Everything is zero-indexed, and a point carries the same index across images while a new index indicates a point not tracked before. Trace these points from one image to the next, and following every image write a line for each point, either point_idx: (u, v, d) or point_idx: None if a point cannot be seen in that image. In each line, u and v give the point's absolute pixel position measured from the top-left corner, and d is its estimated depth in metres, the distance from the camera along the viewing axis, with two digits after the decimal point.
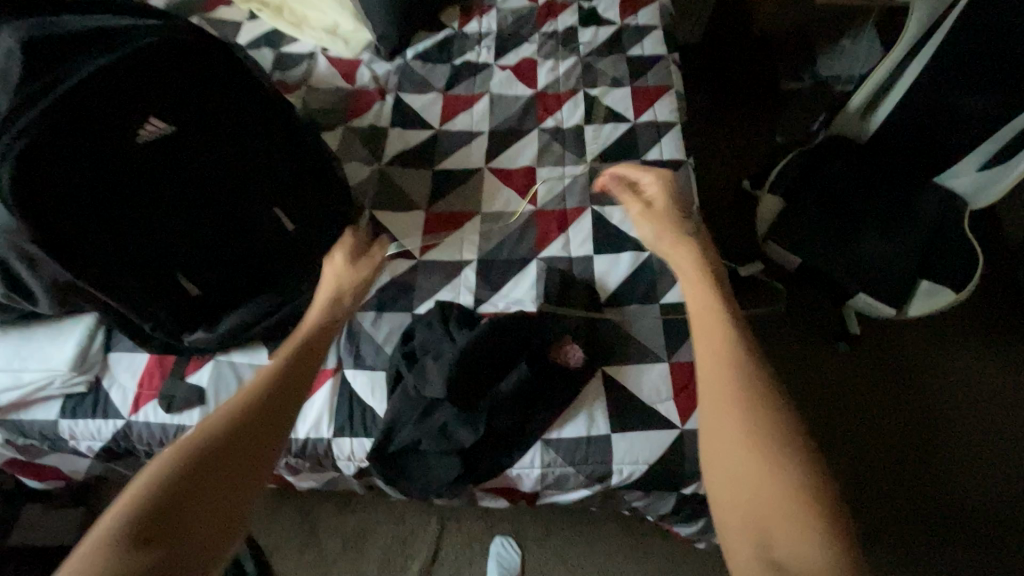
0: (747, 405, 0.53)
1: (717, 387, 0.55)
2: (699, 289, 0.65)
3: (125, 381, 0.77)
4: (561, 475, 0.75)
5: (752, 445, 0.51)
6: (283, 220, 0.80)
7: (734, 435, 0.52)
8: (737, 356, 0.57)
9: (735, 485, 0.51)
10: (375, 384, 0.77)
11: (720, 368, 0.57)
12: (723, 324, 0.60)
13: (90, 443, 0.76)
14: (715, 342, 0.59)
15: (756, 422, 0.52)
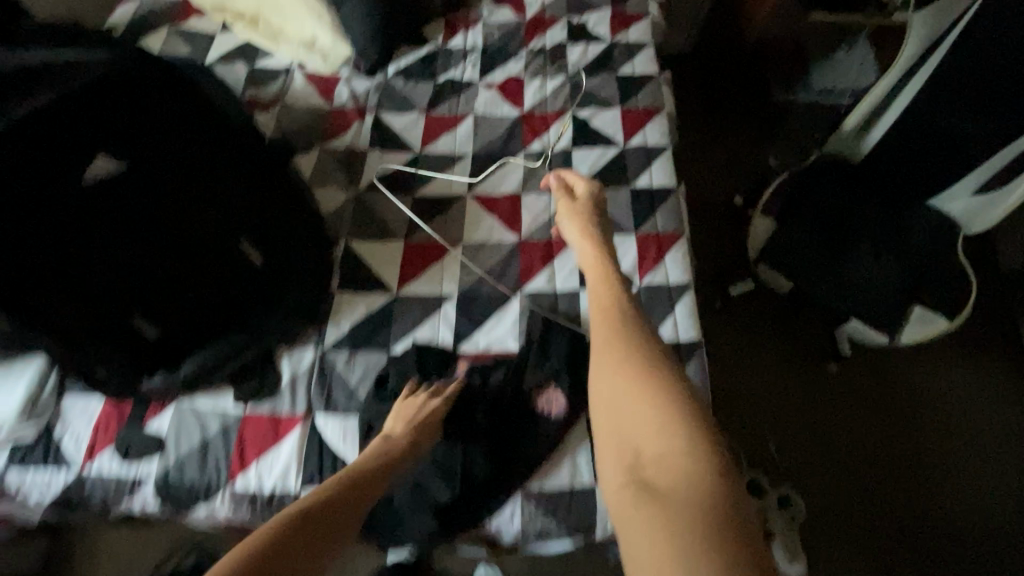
0: (640, 375, 0.59)
1: (610, 360, 0.61)
2: (599, 277, 0.72)
3: (80, 428, 0.72)
4: (542, 529, 0.72)
5: (645, 412, 0.56)
6: (249, 256, 0.75)
7: (629, 405, 0.58)
8: (627, 332, 0.63)
9: (625, 428, 0.57)
10: (347, 431, 0.73)
11: (614, 343, 0.63)
12: (615, 306, 0.67)
13: (41, 494, 0.71)
14: (609, 322, 0.65)
15: (647, 388, 0.58)
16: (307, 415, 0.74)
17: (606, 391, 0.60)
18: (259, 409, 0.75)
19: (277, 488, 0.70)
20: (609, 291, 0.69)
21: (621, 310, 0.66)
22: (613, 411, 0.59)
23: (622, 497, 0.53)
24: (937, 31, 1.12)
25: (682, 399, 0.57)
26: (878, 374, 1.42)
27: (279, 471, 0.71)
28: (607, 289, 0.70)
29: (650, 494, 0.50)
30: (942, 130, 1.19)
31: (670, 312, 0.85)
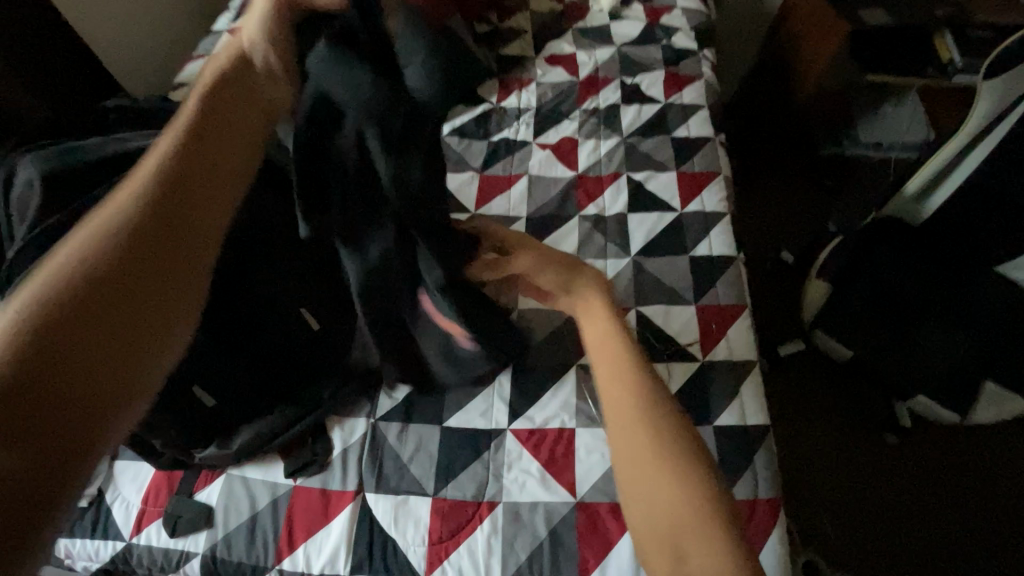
0: (681, 467, 0.51)
1: (637, 454, 0.52)
2: (611, 341, 0.58)
3: (131, 495, 0.71)
4: None
5: (680, 519, 0.49)
6: (309, 320, 0.73)
7: (661, 506, 0.50)
8: (659, 425, 0.53)
9: (654, 514, 0.50)
10: (398, 512, 0.70)
11: (648, 437, 0.52)
12: (632, 393, 0.55)
13: (86, 563, 0.69)
14: (639, 412, 0.54)
15: (686, 485, 0.49)
16: (358, 491, 0.72)
17: (638, 488, 0.52)
18: (310, 482, 0.72)
19: (326, 570, 0.67)
20: (636, 370, 0.56)
21: (662, 397, 0.55)
22: (650, 510, 0.50)
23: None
24: (1000, 108, 1.06)
25: (714, 497, 0.50)
26: (945, 452, 1.32)
27: (329, 553, 0.68)
28: (623, 363, 0.57)
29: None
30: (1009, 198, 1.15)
31: (736, 395, 0.80)
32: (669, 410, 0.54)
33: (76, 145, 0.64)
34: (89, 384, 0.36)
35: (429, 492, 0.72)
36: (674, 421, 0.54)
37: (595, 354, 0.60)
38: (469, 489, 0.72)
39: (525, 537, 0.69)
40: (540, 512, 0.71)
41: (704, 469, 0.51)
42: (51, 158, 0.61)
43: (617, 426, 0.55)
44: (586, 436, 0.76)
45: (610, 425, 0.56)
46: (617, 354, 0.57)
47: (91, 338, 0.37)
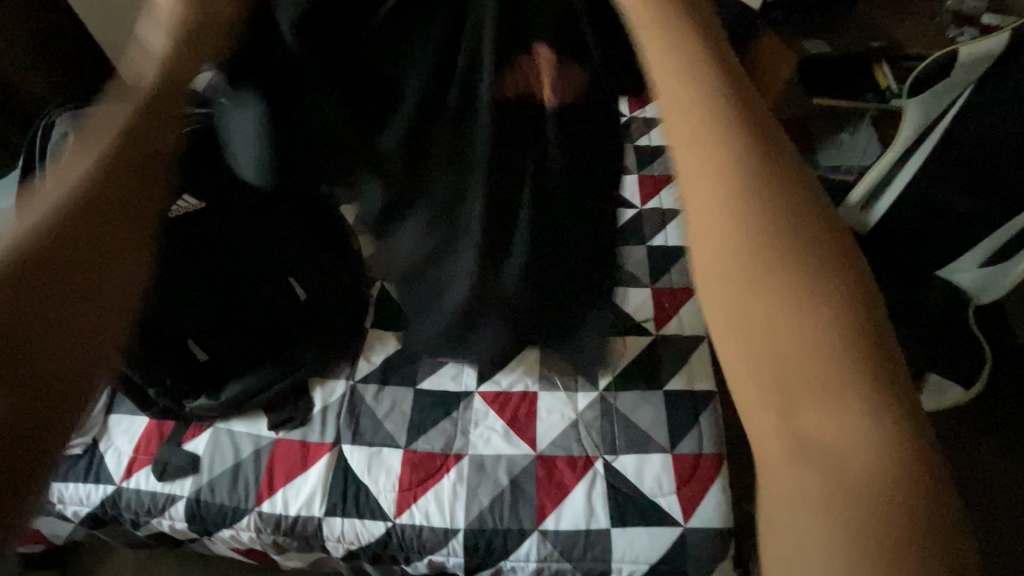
0: (831, 284, 0.27)
1: (741, 258, 0.28)
2: (684, 65, 0.31)
3: (122, 445, 0.77)
4: (558, 571, 0.72)
5: (820, 373, 0.26)
6: (296, 289, 0.80)
7: (792, 349, 0.27)
8: (778, 209, 0.28)
9: (763, 363, 0.28)
10: (371, 461, 0.76)
11: (763, 230, 0.27)
12: (725, 149, 0.29)
13: (77, 507, 0.75)
14: (744, 183, 0.28)
15: (843, 315, 0.27)
16: (335, 443, 0.78)
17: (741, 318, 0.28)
18: (291, 436, 0.79)
19: (301, 512, 0.73)
20: (728, 110, 0.30)
21: (777, 152, 0.30)
22: (740, 340, 0.28)
23: (783, 459, 0.28)
24: (936, 110, 1.01)
25: (879, 333, 0.27)
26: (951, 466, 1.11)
27: (305, 497, 0.74)
28: (703, 99, 0.30)
29: (815, 482, 0.27)
30: (952, 210, 1.11)
31: (684, 364, 0.87)
32: (788, 175, 0.29)
33: None
34: (57, 335, 0.27)
35: (401, 445, 0.78)
36: (802, 198, 0.29)
37: (656, 81, 0.32)
38: (438, 442, 0.79)
39: (488, 485, 0.75)
40: (502, 463, 0.77)
41: (857, 278, 0.28)
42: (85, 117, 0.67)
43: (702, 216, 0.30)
44: (547, 397, 0.83)
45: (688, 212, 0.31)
46: (685, 83, 0.30)
47: (50, 281, 0.27)
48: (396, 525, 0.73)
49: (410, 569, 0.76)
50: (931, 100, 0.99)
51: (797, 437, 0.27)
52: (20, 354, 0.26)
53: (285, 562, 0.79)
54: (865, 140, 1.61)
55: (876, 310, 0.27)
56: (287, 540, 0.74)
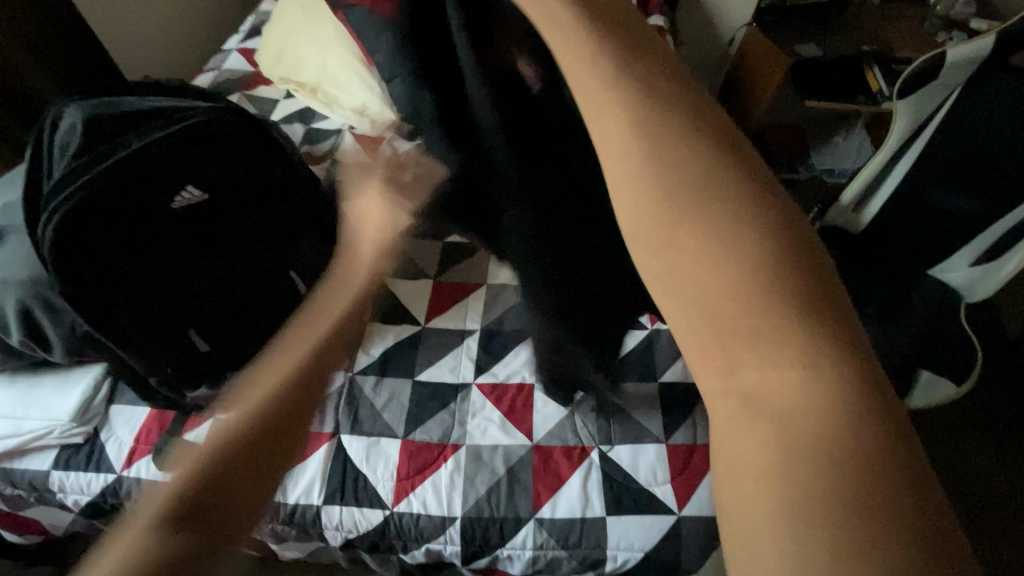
0: (749, 241, 0.28)
1: (660, 223, 0.30)
2: (593, 66, 0.34)
3: (123, 434, 0.77)
4: (553, 558, 0.73)
5: (747, 322, 0.27)
6: (297, 282, 0.82)
7: (710, 304, 0.28)
8: (688, 175, 0.30)
9: (700, 315, 0.28)
10: (370, 451, 0.77)
11: (675, 199, 0.30)
12: (638, 139, 0.32)
13: (78, 497, 0.76)
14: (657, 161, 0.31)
15: (761, 263, 0.27)
16: (334, 433, 0.79)
17: (669, 281, 0.30)
18: None
19: (301, 501, 0.74)
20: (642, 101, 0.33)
21: (693, 129, 0.32)
22: (682, 297, 0.29)
23: (730, 428, 0.27)
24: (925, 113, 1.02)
25: (807, 281, 0.27)
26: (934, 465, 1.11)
27: (304, 485, 0.75)
28: (610, 90, 0.33)
29: (760, 442, 0.25)
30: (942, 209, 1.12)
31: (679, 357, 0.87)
32: (696, 146, 0.31)
33: (111, 100, 0.71)
34: (263, 473, 0.34)
35: (399, 435, 0.79)
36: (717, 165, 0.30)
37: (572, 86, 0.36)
38: (435, 433, 0.79)
39: (485, 474, 0.76)
40: (499, 453, 0.78)
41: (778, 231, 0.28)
42: (92, 109, 0.68)
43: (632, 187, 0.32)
44: (545, 388, 0.83)
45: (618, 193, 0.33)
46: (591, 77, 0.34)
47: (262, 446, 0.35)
48: (394, 514, 0.74)
49: (408, 558, 0.77)
50: (925, 98, 1.00)
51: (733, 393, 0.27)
52: (242, 485, 0.33)
53: (284, 551, 0.80)
54: (858, 144, 1.63)
55: (804, 262, 0.28)
56: (286, 528, 0.75)
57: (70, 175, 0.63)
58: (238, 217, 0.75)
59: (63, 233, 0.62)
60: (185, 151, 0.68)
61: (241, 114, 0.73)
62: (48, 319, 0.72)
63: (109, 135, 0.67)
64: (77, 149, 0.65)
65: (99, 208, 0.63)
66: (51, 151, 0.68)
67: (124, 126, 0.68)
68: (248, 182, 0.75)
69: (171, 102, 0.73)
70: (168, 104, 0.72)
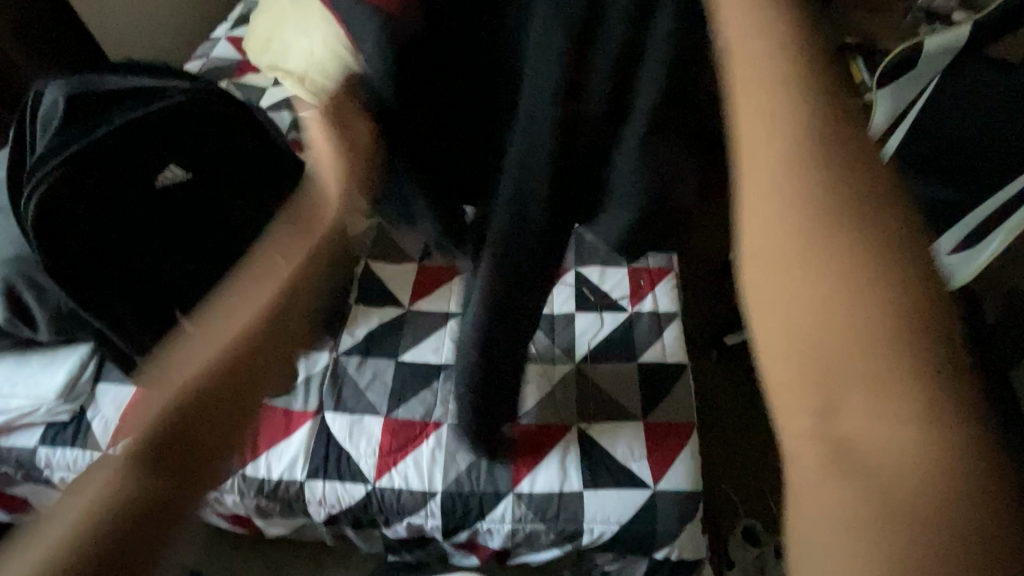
0: (880, 276, 0.23)
1: (779, 230, 0.25)
2: (769, 17, 0.27)
3: (109, 412, 0.78)
4: (532, 531, 0.75)
5: (873, 378, 0.22)
6: None
7: (830, 338, 0.23)
8: (829, 192, 0.24)
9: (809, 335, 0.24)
10: (352, 428, 0.79)
11: (812, 211, 0.24)
12: (784, 133, 0.26)
13: (64, 474, 0.77)
14: (795, 162, 0.25)
15: (894, 313, 0.23)
16: (318, 411, 0.80)
17: (771, 302, 0.25)
18: (274, 404, 0.81)
19: (285, 476, 0.76)
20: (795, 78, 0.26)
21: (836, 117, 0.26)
22: (786, 321, 0.25)
23: (819, 475, 0.24)
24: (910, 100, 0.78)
25: (940, 329, 0.22)
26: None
27: (288, 461, 0.76)
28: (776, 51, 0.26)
29: (852, 492, 0.23)
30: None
31: (658, 337, 0.89)
32: (878, 163, 0.25)
33: (93, 78, 0.72)
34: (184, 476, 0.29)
35: (381, 413, 0.81)
36: (863, 182, 0.25)
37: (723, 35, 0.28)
38: (418, 411, 0.81)
39: (465, 451, 0.78)
40: None
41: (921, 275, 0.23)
42: (73, 86, 0.69)
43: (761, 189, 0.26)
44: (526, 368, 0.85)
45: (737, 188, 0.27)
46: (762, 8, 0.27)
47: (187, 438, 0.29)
48: (375, 489, 0.75)
49: (390, 532, 0.78)
50: (898, 92, 0.78)
51: (831, 436, 0.23)
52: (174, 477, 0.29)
53: (269, 526, 0.81)
54: None
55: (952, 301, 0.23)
56: (270, 503, 0.77)
57: (49, 151, 0.65)
58: (220, 198, 0.75)
59: (44, 208, 0.63)
60: (162, 131, 0.69)
61: (224, 96, 0.73)
62: (33, 297, 0.73)
63: (88, 111, 0.68)
64: (59, 126, 0.67)
65: (79, 184, 0.65)
66: (34, 129, 0.68)
67: (104, 104, 0.69)
68: (230, 163, 0.75)
69: (152, 80, 0.73)
70: (149, 83, 0.72)
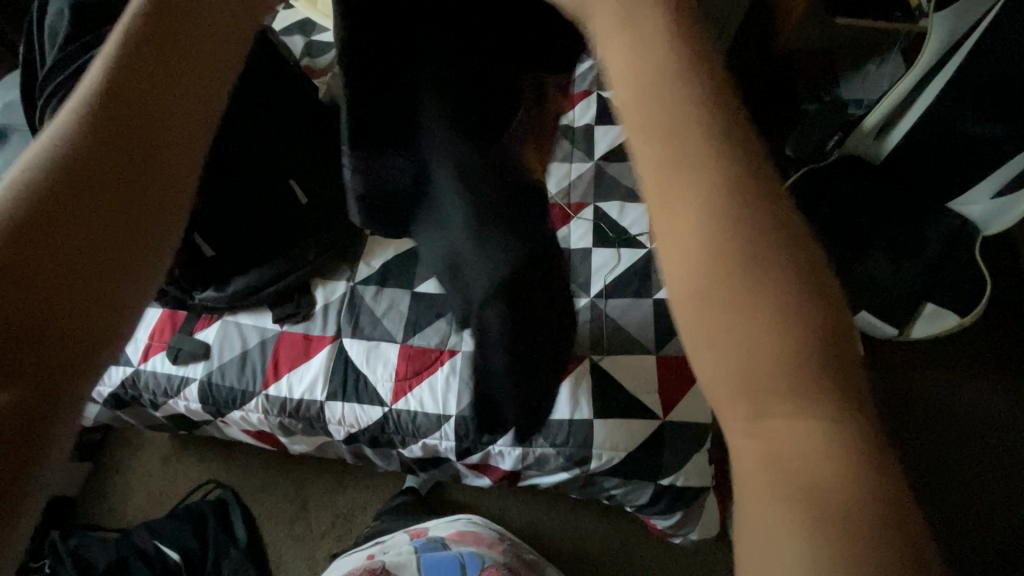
0: (791, 297, 0.22)
1: (695, 254, 0.23)
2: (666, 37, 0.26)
3: (139, 332, 0.83)
4: (542, 455, 0.78)
5: (792, 407, 0.22)
6: (297, 192, 0.79)
7: (752, 371, 0.22)
8: (749, 221, 0.23)
9: (722, 349, 0.23)
10: (370, 353, 0.81)
11: (724, 238, 0.22)
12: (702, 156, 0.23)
13: (101, 387, 0.81)
14: (719, 222, 0.23)
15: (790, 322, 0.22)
16: (336, 336, 0.83)
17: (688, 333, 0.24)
18: (294, 328, 0.83)
19: (305, 395, 0.79)
20: (712, 123, 0.24)
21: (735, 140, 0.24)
22: (719, 346, 0.23)
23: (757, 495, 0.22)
24: (959, 30, 0.83)
25: (831, 351, 0.22)
26: (932, 408, 1.03)
27: (308, 381, 0.80)
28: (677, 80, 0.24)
29: (799, 515, 0.20)
30: (965, 134, 0.89)
31: None
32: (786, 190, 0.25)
33: None
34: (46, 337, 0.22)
35: (397, 340, 0.82)
36: (787, 227, 0.23)
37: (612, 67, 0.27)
38: (433, 339, 0.82)
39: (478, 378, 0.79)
40: None
41: (817, 306, 0.22)
42: None
43: (668, 216, 0.24)
44: None
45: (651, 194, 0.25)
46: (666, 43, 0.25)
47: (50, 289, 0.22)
48: (392, 410, 0.78)
49: (406, 451, 0.82)
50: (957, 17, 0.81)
51: (774, 465, 0.22)
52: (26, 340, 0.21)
53: (293, 442, 0.86)
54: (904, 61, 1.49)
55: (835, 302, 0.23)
56: (292, 421, 0.80)
57: (58, 63, 0.63)
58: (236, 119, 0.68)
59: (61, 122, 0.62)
60: None
61: None
62: None
63: (92, 22, 0.65)
64: (64, 38, 0.65)
65: None
66: (45, 42, 0.67)
67: (106, 14, 0.66)
68: None
69: None
70: None
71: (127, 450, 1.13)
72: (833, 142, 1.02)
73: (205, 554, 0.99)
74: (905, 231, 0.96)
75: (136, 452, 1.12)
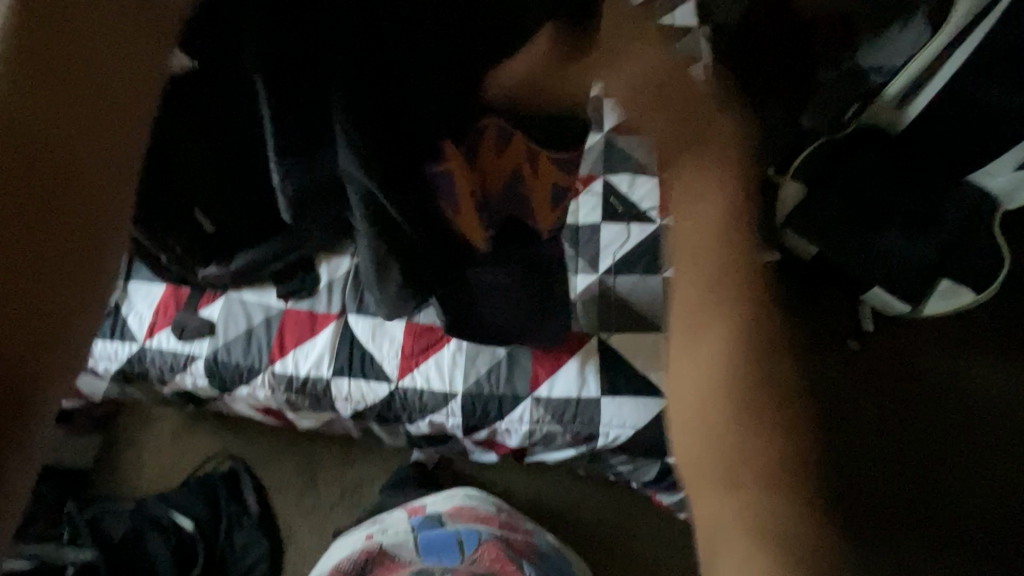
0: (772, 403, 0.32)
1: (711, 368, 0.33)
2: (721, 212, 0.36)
3: (143, 309, 0.82)
4: (549, 432, 0.78)
5: (762, 475, 0.31)
6: None
7: (743, 445, 0.32)
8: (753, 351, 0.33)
9: (720, 429, 0.32)
10: (376, 330, 0.81)
11: (734, 362, 0.32)
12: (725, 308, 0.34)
13: (106, 364, 0.81)
14: (731, 350, 0.33)
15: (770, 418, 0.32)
16: (341, 313, 0.82)
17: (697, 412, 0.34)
18: (300, 305, 0.83)
19: (312, 372, 0.79)
20: (739, 287, 0.34)
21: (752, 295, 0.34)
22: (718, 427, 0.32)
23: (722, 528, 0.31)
24: None
25: (800, 442, 0.32)
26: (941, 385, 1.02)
27: (315, 358, 0.79)
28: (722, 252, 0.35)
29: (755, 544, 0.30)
30: (988, 108, 0.85)
31: None
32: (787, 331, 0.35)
33: None
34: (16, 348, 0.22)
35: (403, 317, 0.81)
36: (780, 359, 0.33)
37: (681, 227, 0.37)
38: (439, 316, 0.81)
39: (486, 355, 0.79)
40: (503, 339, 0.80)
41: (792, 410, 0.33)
42: None
43: (697, 337, 0.34)
44: None
45: (680, 262, 0.37)
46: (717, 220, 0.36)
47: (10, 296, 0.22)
48: (399, 388, 0.78)
49: (413, 428, 0.82)
50: None
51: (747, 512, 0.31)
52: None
53: (300, 418, 0.86)
54: None
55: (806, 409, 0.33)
56: (298, 397, 0.80)
57: None
58: None
59: None
60: None
61: None
62: None
63: None
64: None
65: None
66: None
67: None
68: None
69: None
70: None
71: (138, 423, 1.14)
72: (850, 114, 0.96)
73: (218, 525, 1.01)
74: (923, 206, 0.93)
75: (148, 425, 1.14)
